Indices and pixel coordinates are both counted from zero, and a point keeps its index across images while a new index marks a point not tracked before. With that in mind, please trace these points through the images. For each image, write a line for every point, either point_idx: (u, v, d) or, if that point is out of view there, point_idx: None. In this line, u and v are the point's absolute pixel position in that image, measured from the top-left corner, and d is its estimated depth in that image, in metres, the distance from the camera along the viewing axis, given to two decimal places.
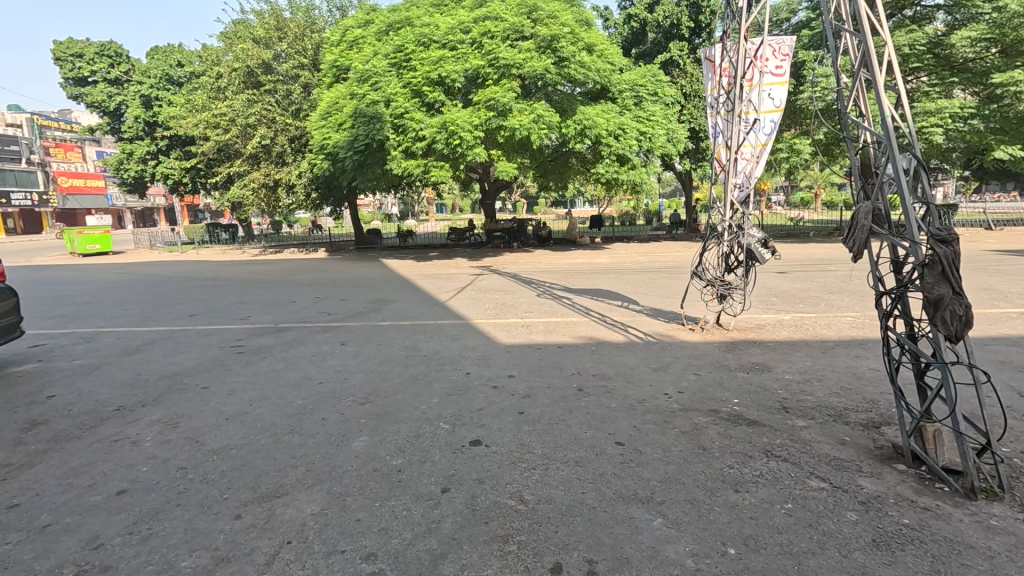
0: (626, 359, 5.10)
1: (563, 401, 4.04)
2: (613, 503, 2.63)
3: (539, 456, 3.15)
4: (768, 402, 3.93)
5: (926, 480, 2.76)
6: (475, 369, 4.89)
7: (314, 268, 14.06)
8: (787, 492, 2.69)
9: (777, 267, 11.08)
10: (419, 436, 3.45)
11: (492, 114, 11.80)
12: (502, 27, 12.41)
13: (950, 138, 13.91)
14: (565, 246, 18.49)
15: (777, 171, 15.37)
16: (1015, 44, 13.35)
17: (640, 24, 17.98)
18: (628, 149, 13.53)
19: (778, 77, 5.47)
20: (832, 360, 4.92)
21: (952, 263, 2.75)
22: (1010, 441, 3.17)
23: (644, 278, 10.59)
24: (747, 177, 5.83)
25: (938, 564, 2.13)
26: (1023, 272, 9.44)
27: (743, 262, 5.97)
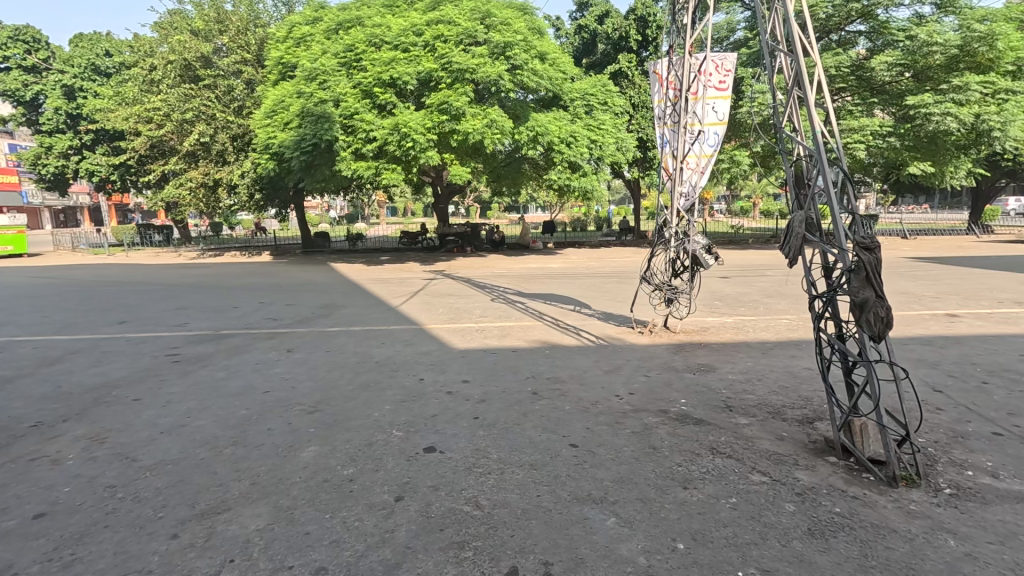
0: (579, 362, 5.19)
1: (517, 404, 4.06)
2: (568, 504, 2.66)
3: (494, 461, 3.14)
4: (713, 401, 4.10)
5: (854, 471, 2.97)
6: (429, 375, 4.84)
7: (258, 273, 13.43)
8: (732, 487, 2.82)
9: (720, 272, 11.61)
10: (372, 444, 3.37)
11: (445, 118, 11.76)
12: (455, 31, 12.42)
13: (871, 154, 15.11)
14: (519, 251, 18.62)
15: (719, 180, 16.14)
16: (925, 70, 14.66)
17: (590, 35, 18.50)
18: (579, 156, 13.80)
19: (721, 91, 5.73)
20: (770, 360, 5.21)
21: (875, 269, 2.99)
22: (926, 432, 3.46)
23: (596, 282, 10.81)
24: (692, 186, 6.07)
25: (866, 548, 2.29)
26: (936, 278, 10.34)
27: (689, 267, 6.23)
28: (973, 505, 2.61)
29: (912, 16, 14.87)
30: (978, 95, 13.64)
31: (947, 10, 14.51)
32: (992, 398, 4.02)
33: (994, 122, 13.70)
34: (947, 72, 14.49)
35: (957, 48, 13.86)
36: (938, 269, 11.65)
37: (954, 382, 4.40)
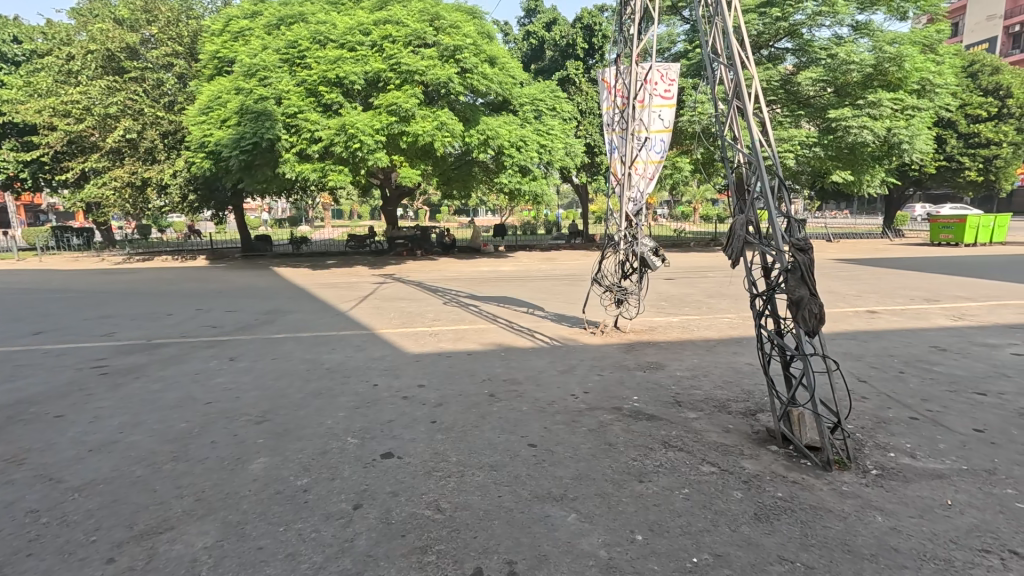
0: (534, 363, 5.26)
1: (475, 407, 4.06)
2: (529, 503, 2.69)
3: (454, 464, 3.13)
4: (664, 398, 4.27)
5: (794, 458, 3.17)
6: (383, 381, 4.73)
7: (194, 278, 12.65)
8: (684, 478, 2.94)
9: (665, 274, 12.07)
10: (326, 452, 3.27)
11: (394, 119, 11.57)
12: (404, 32, 12.28)
13: (799, 163, 16.24)
14: (470, 254, 18.61)
15: (663, 185, 16.81)
16: (844, 86, 15.89)
17: (538, 41, 18.84)
18: (529, 161, 13.95)
19: (667, 100, 5.93)
20: (715, 356, 5.47)
21: (808, 269, 3.22)
22: (854, 419, 3.75)
23: (547, 285, 10.96)
24: (640, 193, 6.29)
25: (806, 528, 2.46)
26: (857, 278, 11.22)
27: (637, 269, 6.46)
28: (896, 483, 2.87)
29: (832, 36, 16.03)
30: (889, 111, 14.91)
31: (862, 32, 15.73)
32: (909, 386, 4.42)
33: (903, 135, 15.11)
34: (862, 89, 15.76)
35: (871, 67, 15.07)
36: (859, 270, 12.66)
37: (875, 373, 4.79)
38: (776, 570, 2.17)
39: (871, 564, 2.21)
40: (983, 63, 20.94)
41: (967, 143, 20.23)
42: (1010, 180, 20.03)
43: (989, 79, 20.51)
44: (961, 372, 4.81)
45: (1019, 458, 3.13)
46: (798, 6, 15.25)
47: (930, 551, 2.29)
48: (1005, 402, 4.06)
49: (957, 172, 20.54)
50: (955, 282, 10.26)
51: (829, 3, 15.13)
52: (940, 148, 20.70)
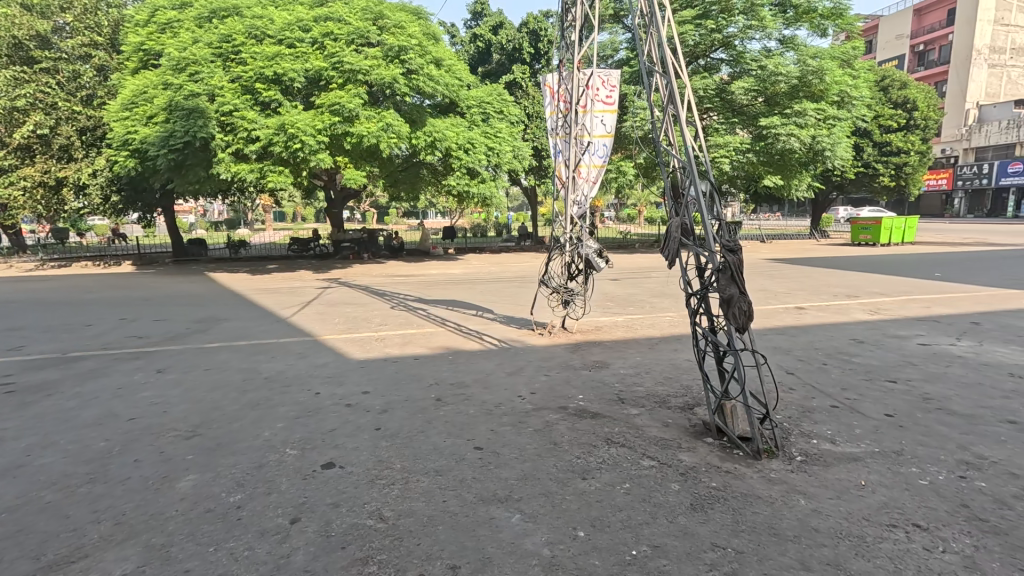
0: (482, 366, 5.26)
1: (421, 412, 4.01)
2: (475, 506, 2.69)
3: (398, 471, 3.08)
4: (608, 395, 4.37)
5: (727, 449, 3.33)
6: (326, 389, 4.58)
7: (118, 285, 11.75)
8: (626, 473, 3.03)
9: (611, 275, 12.40)
10: (263, 465, 3.14)
11: (337, 119, 11.24)
12: (346, 30, 12.01)
13: (734, 168, 17.12)
14: (418, 257, 18.38)
15: (608, 189, 17.25)
16: (774, 96, 16.91)
17: (485, 45, 18.94)
18: (477, 163, 13.92)
19: (608, 106, 6.09)
20: (656, 354, 5.67)
21: (737, 269, 3.40)
22: (782, 409, 3.99)
23: (497, 287, 11.00)
24: (584, 197, 6.42)
25: (737, 515, 2.59)
26: (787, 277, 11.95)
27: (583, 270, 6.60)
28: (817, 468, 3.07)
29: (762, 48, 16.99)
30: (813, 120, 16.00)
31: (789, 46, 16.76)
32: (831, 377, 4.75)
33: (826, 143, 16.27)
34: (789, 99, 16.82)
35: (796, 79, 16.14)
36: (789, 269, 13.47)
37: (801, 365, 5.12)
38: (709, 557, 2.27)
39: (795, 544, 2.35)
40: (893, 78, 22.87)
41: (881, 151, 22.09)
42: (918, 185, 21.99)
43: (898, 94, 22.44)
44: (875, 363, 5.21)
45: (924, 439, 3.44)
46: (731, 19, 16.12)
47: (846, 529, 2.47)
48: (912, 388, 4.44)
49: (873, 178, 22.32)
50: (872, 280, 11.13)
51: (758, 18, 16.05)
52: (858, 156, 22.42)
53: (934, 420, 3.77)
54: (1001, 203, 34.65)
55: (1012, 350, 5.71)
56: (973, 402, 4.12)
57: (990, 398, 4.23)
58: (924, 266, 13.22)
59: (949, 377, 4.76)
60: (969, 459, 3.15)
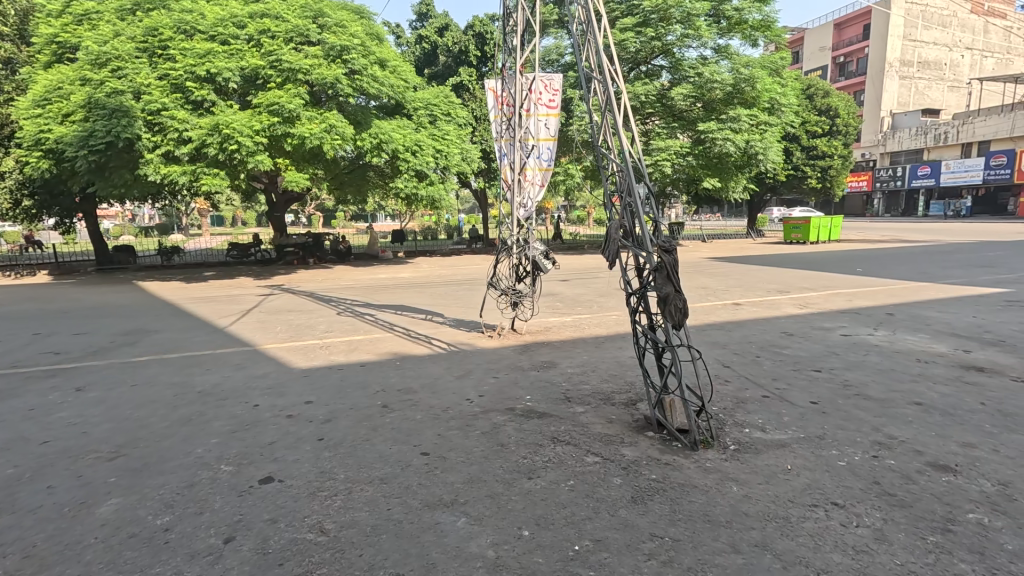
0: (431, 370, 5.22)
1: (366, 420, 3.93)
2: (419, 512, 2.66)
3: (342, 481, 3.00)
4: (555, 394, 4.45)
5: (667, 442, 3.46)
6: (266, 400, 4.40)
7: (31, 298, 10.79)
8: (570, 471, 3.09)
9: (561, 276, 12.59)
10: (195, 484, 2.98)
11: (276, 120, 10.81)
12: (283, 28, 11.61)
13: (676, 171, 17.78)
14: (367, 262, 17.97)
15: (556, 191, 17.50)
16: (711, 102, 17.73)
17: (431, 46, 18.85)
18: (425, 166, 13.78)
19: (551, 109, 6.17)
20: (603, 352, 5.81)
21: (672, 268, 3.56)
22: (718, 401, 4.19)
23: (447, 290, 10.93)
24: (530, 199, 6.48)
25: (674, 505, 2.70)
26: (726, 274, 12.57)
27: (530, 272, 6.68)
28: (749, 455, 3.25)
29: (699, 56, 17.75)
30: (746, 125, 16.90)
31: (723, 54, 17.55)
32: (763, 369, 5.03)
33: (759, 147, 17.20)
34: (725, 105, 17.69)
35: (731, 86, 17.03)
36: (728, 267, 14.17)
37: (737, 358, 5.39)
38: (647, 547, 2.35)
39: (726, 529, 2.48)
40: (817, 87, 24.52)
41: (809, 155, 23.62)
42: (842, 187, 23.63)
43: (822, 102, 24.06)
44: (802, 353, 5.58)
45: (843, 423, 3.71)
46: (669, 28, 16.78)
47: (773, 512, 2.63)
48: (834, 376, 4.78)
49: (802, 180, 23.82)
50: (803, 276, 11.84)
51: (694, 27, 16.74)
52: (788, 159, 23.86)
53: (853, 405, 4.08)
54: (913, 203, 37.70)
55: (920, 337, 6.26)
56: (885, 386, 4.49)
57: (901, 382, 4.62)
58: (848, 263, 14.21)
59: (867, 364, 5.16)
60: (881, 439, 3.43)
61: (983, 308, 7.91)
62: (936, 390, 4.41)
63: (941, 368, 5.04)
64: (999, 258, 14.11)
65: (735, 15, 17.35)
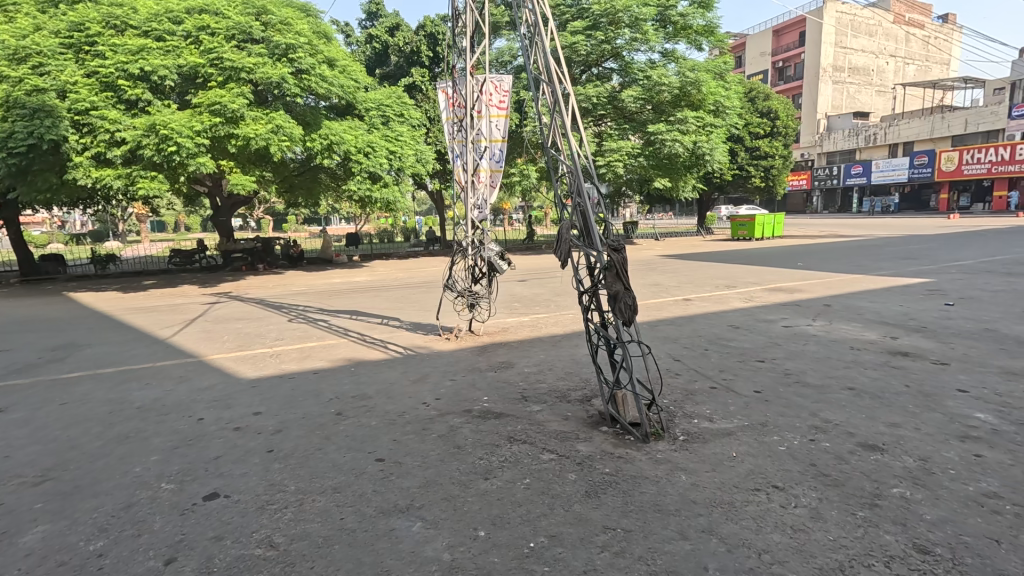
0: (387, 375, 5.15)
1: (319, 428, 3.83)
2: (374, 519, 2.63)
3: (293, 493, 2.92)
4: (511, 394, 4.48)
5: (620, 435, 3.56)
6: (212, 413, 4.22)
7: None
8: (526, 469, 3.12)
9: (518, 276, 12.69)
10: (133, 505, 2.82)
11: (218, 120, 10.36)
12: (224, 25, 11.16)
13: (629, 171, 18.23)
14: (320, 266, 17.50)
15: (512, 192, 17.59)
16: (660, 104, 18.30)
17: (382, 46, 18.61)
18: (378, 168, 13.55)
19: (501, 111, 6.16)
20: (559, 351, 5.89)
21: (622, 266, 3.65)
22: (669, 394, 4.33)
23: (403, 293, 10.79)
24: (484, 200, 6.46)
25: (626, 496, 2.78)
26: (678, 271, 13.00)
27: (486, 273, 6.70)
28: (697, 445, 3.38)
29: (648, 60, 18.24)
30: (693, 127, 17.51)
31: (670, 58, 18.11)
32: (711, 361, 5.24)
33: (705, 148, 17.83)
34: (673, 107, 18.30)
35: (677, 89, 17.62)
36: (680, 264, 14.66)
37: (686, 352, 5.58)
38: (600, 539, 2.41)
39: (675, 517, 2.57)
40: (758, 91, 25.71)
41: (752, 155, 24.75)
42: (783, 186, 24.87)
43: (763, 105, 25.19)
44: (747, 345, 5.83)
45: (783, 410, 3.92)
46: (618, 32, 17.18)
47: (719, 498, 2.74)
48: (775, 365, 5.04)
49: (746, 180, 24.95)
50: (749, 271, 12.40)
51: (642, 31, 17.21)
52: (733, 159, 24.93)
53: (793, 392, 4.31)
54: (847, 200, 40.07)
55: (853, 326, 6.69)
56: (822, 373, 4.77)
57: (836, 369, 4.93)
58: (789, 258, 14.99)
59: (806, 353, 5.47)
60: (818, 423, 3.65)
61: (908, 297, 8.53)
62: (866, 375, 4.72)
63: (871, 354, 5.40)
64: (923, 250, 15.22)
65: (680, 21, 17.94)
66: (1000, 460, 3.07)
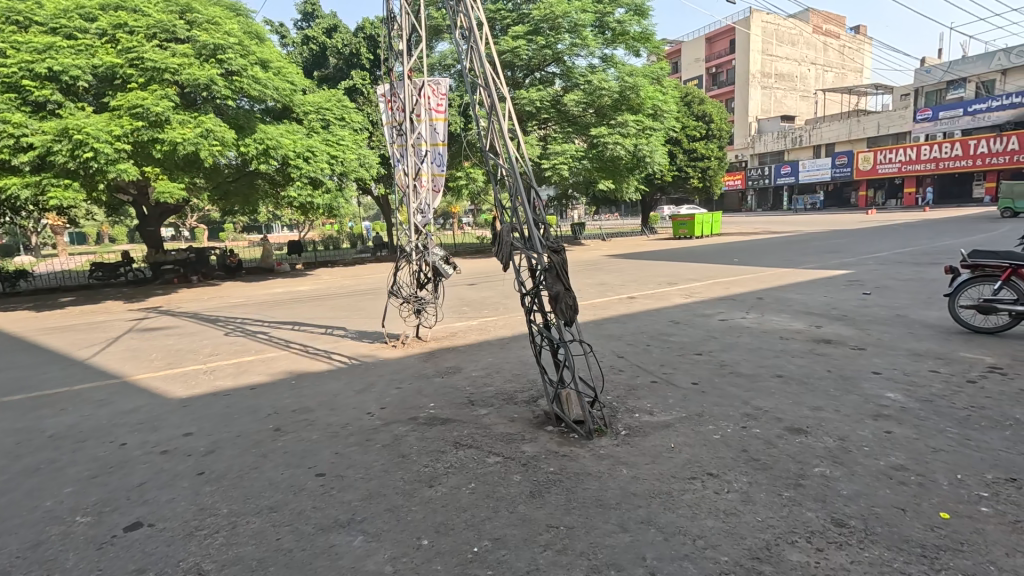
0: (330, 386, 4.99)
1: (255, 446, 3.66)
2: (313, 537, 2.54)
3: (225, 516, 2.77)
4: (458, 399, 4.46)
5: (566, 434, 3.61)
6: (137, 437, 3.94)
7: None
8: (472, 473, 3.11)
9: (467, 280, 12.64)
10: (41, 543, 2.59)
11: (141, 124, 9.71)
12: (144, 22, 10.50)
13: (574, 173, 18.59)
14: (261, 276, 16.78)
15: (460, 196, 17.54)
16: (601, 108, 18.78)
17: (320, 48, 18.17)
18: (320, 173, 13.11)
19: (440, 114, 6.09)
20: (507, 353, 5.91)
21: (560, 268, 3.73)
22: (614, 390, 4.44)
23: (349, 301, 10.50)
24: (427, 204, 6.40)
25: (570, 494, 2.82)
26: (623, 270, 13.38)
27: (431, 278, 6.64)
28: (638, 439, 3.47)
29: (589, 64, 18.66)
30: (633, 130, 18.07)
31: (610, 63, 18.64)
32: (653, 356, 5.41)
33: (646, 150, 18.43)
34: (614, 111, 18.82)
35: (617, 93, 18.15)
36: (626, 263, 15.08)
37: (629, 349, 5.74)
38: (543, 539, 2.43)
39: (616, 510, 2.64)
40: (693, 95, 26.82)
41: (690, 157, 25.85)
42: (719, 185, 26.16)
43: (699, 108, 26.25)
44: (687, 339, 6.06)
45: (719, 400, 4.10)
46: (559, 37, 17.49)
47: (657, 488, 2.84)
48: (712, 357, 5.28)
49: (685, 181, 26.07)
50: (690, 268, 12.93)
51: (582, 37, 17.61)
52: (673, 161, 25.96)
53: (728, 382, 4.53)
54: (778, 199, 42.60)
55: (783, 317, 7.11)
56: (754, 363, 5.04)
57: (767, 358, 5.21)
58: (727, 254, 15.74)
59: (740, 345, 5.75)
60: (750, 411, 3.84)
61: (831, 288, 9.15)
62: (793, 362, 5.02)
63: (798, 343, 5.76)
64: (845, 244, 16.39)
65: (618, 27, 18.50)
66: (907, 435, 3.35)
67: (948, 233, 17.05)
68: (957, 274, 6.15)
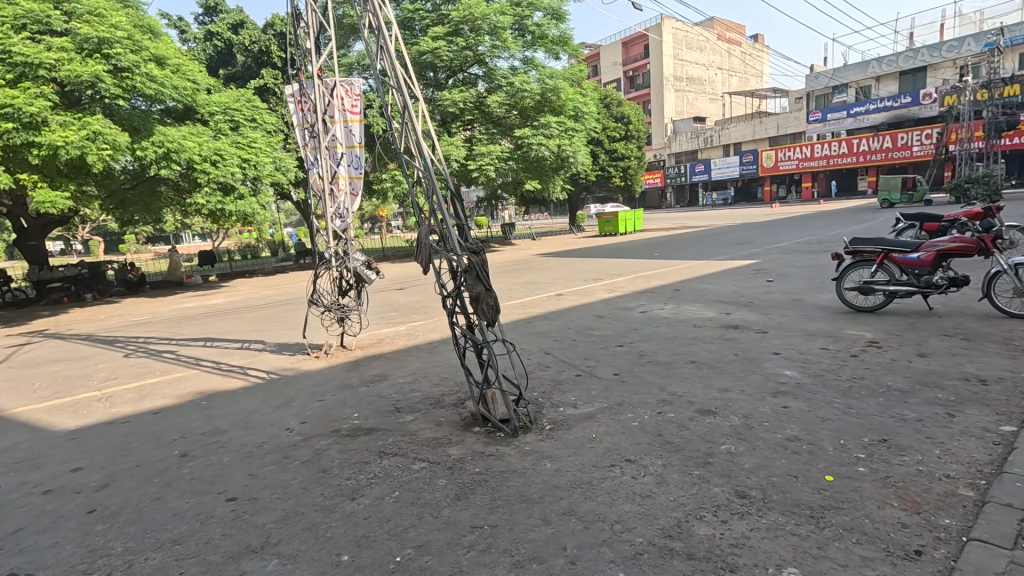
0: (244, 404, 4.70)
1: (158, 475, 3.38)
2: (221, 566, 2.38)
3: (120, 554, 2.54)
4: (384, 407, 4.35)
5: (492, 433, 3.63)
6: (13, 477, 3.50)
7: None
8: (396, 482, 3.05)
9: (396, 285, 12.35)
10: None
11: (10, 126, 8.63)
12: (10, 11, 9.32)
13: (501, 174, 18.66)
14: (168, 290, 15.45)
15: (385, 199, 17.12)
16: (524, 109, 19.02)
17: (225, 44, 17.08)
18: (230, 177, 12.30)
19: (354, 116, 5.92)
20: (435, 357, 5.84)
21: (480, 268, 3.73)
22: (540, 387, 4.51)
23: (269, 313, 9.92)
24: (345, 208, 6.18)
25: (494, 493, 2.83)
26: (552, 268, 13.66)
27: (354, 284, 6.43)
28: (563, 432, 3.56)
29: (510, 66, 18.85)
30: (556, 131, 18.47)
31: (531, 65, 18.93)
32: (578, 351, 5.57)
33: (569, 151, 18.91)
34: (537, 112, 19.10)
35: (539, 95, 18.47)
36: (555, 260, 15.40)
37: (556, 345, 5.86)
38: (467, 540, 2.43)
39: (539, 505, 2.69)
40: (612, 98, 27.86)
41: (612, 157, 26.87)
42: (639, 184, 27.40)
43: (618, 110, 27.23)
44: (610, 333, 6.28)
45: (637, 388, 4.29)
46: (480, 38, 17.53)
47: (579, 479, 2.92)
48: (633, 349, 5.51)
49: (608, 180, 27.05)
50: (615, 264, 13.42)
51: (502, 39, 17.77)
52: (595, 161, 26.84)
53: (647, 371, 4.75)
54: (694, 195, 45.29)
55: (697, 306, 7.56)
56: (671, 351, 5.32)
57: (682, 346, 5.52)
58: (649, 249, 16.50)
59: (659, 335, 6.05)
60: (666, 397, 4.05)
61: (739, 278, 9.86)
62: (705, 348, 5.36)
63: (710, 330, 6.15)
64: (751, 236, 17.70)
65: (537, 30, 18.84)
66: (801, 408, 3.68)
67: (837, 224, 18.87)
68: (841, 259, 6.79)
